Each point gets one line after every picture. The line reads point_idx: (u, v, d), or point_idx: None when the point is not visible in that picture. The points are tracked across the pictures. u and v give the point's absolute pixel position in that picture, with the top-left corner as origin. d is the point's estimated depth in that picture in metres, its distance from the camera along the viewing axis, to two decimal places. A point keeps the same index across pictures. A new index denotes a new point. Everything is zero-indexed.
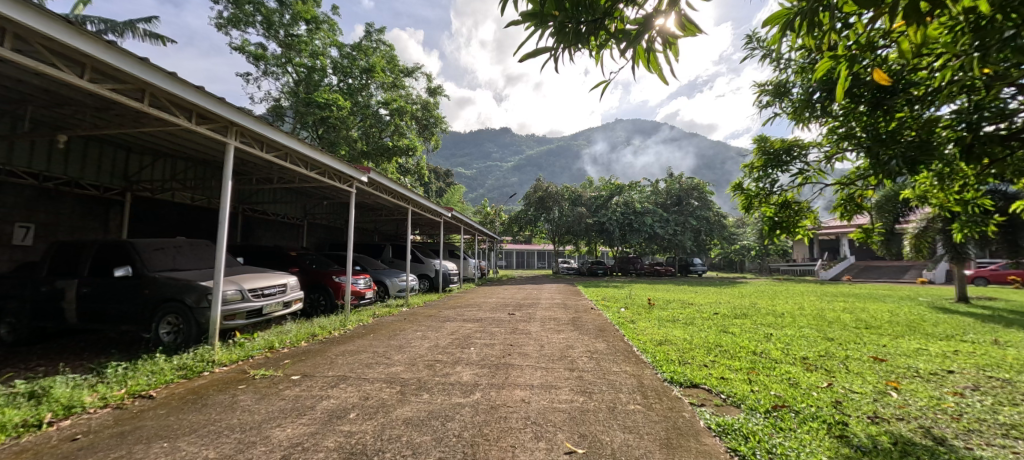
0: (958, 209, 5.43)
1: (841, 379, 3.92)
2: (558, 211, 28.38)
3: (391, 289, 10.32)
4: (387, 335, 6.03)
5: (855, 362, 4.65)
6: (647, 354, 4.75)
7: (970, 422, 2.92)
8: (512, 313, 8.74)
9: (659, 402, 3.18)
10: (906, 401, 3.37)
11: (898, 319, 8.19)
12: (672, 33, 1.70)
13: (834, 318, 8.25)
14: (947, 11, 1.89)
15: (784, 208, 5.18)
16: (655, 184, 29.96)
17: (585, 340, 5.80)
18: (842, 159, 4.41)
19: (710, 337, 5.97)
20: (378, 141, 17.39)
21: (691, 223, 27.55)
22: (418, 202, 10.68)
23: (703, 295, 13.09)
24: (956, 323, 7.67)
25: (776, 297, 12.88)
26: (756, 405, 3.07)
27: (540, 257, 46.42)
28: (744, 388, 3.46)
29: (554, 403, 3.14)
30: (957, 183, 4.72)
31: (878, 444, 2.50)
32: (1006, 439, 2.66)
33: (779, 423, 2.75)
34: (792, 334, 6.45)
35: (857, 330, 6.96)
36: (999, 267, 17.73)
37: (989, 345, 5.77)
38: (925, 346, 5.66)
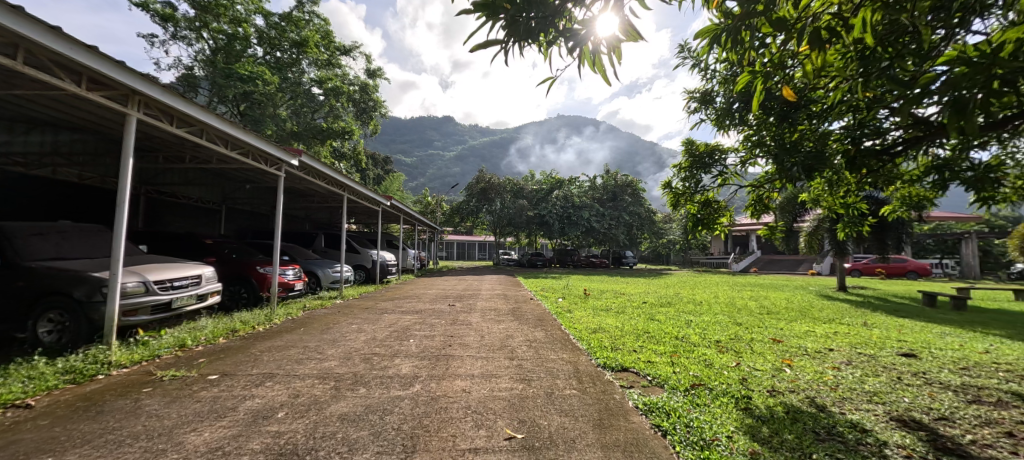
0: (842, 211, 6.34)
1: (747, 359, 4.44)
2: (500, 202, 28.64)
3: (323, 280, 9.77)
4: (319, 329, 5.73)
5: (758, 344, 5.26)
6: (583, 341, 4.99)
7: (844, 391, 3.47)
8: (452, 304, 8.72)
9: (593, 386, 3.37)
10: (797, 375, 3.91)
11: (792, 305, 9.42)
12: (616, 38, 1.81)
13: (743, 305, 9.29)
14: (843, 39, 2.17)
15: (705, 206, 5.67)
16: (592, 180, 31.25)
17: (524, 329, 5.96)
18: (754, 164, 4.96)
19: (639, 324, 6.42)
20: (310, 122, 16.21)
21: (625, 218, 29.31)
22: (354, 189, 10.18)
23: (632, 286, 13.96)
24: (836, 309, 8.99)
25: (696, 287, 14.19)
26: (678, 384, 3.38)
27: (481, 249, 46.54)
28: (666, 370, 3.78)
29: (495, 392, 3.21)
30: (842, 189, 5.53)
31: (774, 414, 2.88)
32: (868, 403, 3.21)
33: (695, 400, 3.05)
34: (708, 320, 7.15)
35: (760, 315, 7.89)
36: (869, 261, 21.02)
37: (860, 327, 6.85)
38: (812, 328, 6.59)
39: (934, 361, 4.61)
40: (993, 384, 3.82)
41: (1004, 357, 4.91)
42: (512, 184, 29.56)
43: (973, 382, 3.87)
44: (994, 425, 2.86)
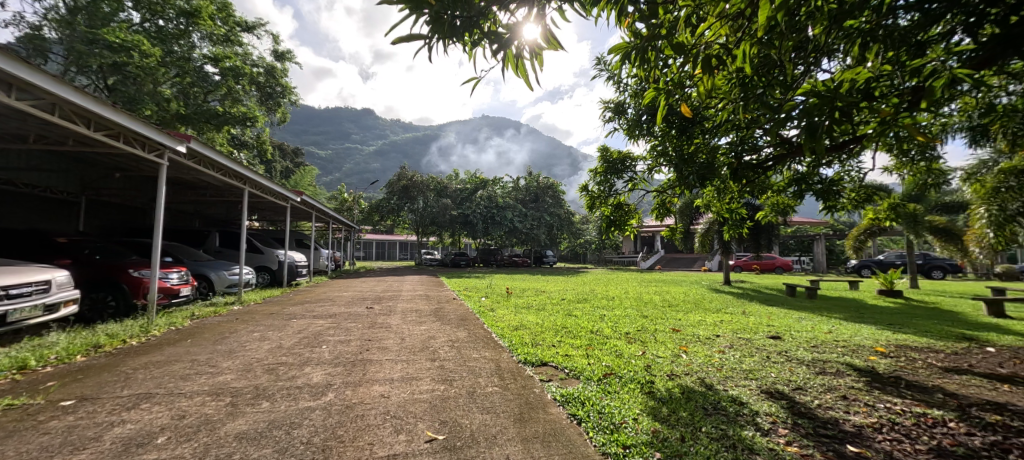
0: (727, 215, 7.30)
1: (651, 347, 4.90)
2: (423, 201, 27.94)
3: (217, 284, 8.67)
4: (212, 339, 5.06)
5: (660, 334, 5.84)
6: (504, 339, 5.08)
7: (727, 371, 4.01)
8: (371, 306, 8.31)
9: (514, 382, 3.46)
10: (691, 359, 4.42)
11: (688, 298, 10.61)
12: (537, 45, 1.89)
13: (648, 299, 10.23)
14: (728, 66, 2.52)
15: (617, 209, 6.13)
16: (515, 181, 31.95)
17: (446, 330, 5.90)
18: (658, 172, 5.50)
19: (558, 320, 6.72)
20: (202, 104, 14.26)
21: (545, 219, 30.42)
22: (258, 182, 9.19)
23: (552, 284, 14.56)
24: (722, 301, 10.33)
25: (608, 284, 15.27)
26: (592, 375, 3.62)
27: (402, 248, 44.94)
28: (582, 362, 4.02)
29: (415, 395, 3.13)
30: (727, 196, 6.38)
31: (673, 395, 3.22)
32: (745, 380, 3.74)
33: (607, 388, 3.29)
34: (619, 314, 7.74)
35: (663, 308, 8.76)
36: (748, 258, 24.46)
37: (740, 315, 7.95)
38: (704, 318, 7.50)
39: (793, 341, 5.54)
40: (834, 357, 4.71)
41: (841, 335, 6.06)
42: (435, 183, 28.99)
43: (819, 356, 4.73)
44: (834, 391, 3.54)
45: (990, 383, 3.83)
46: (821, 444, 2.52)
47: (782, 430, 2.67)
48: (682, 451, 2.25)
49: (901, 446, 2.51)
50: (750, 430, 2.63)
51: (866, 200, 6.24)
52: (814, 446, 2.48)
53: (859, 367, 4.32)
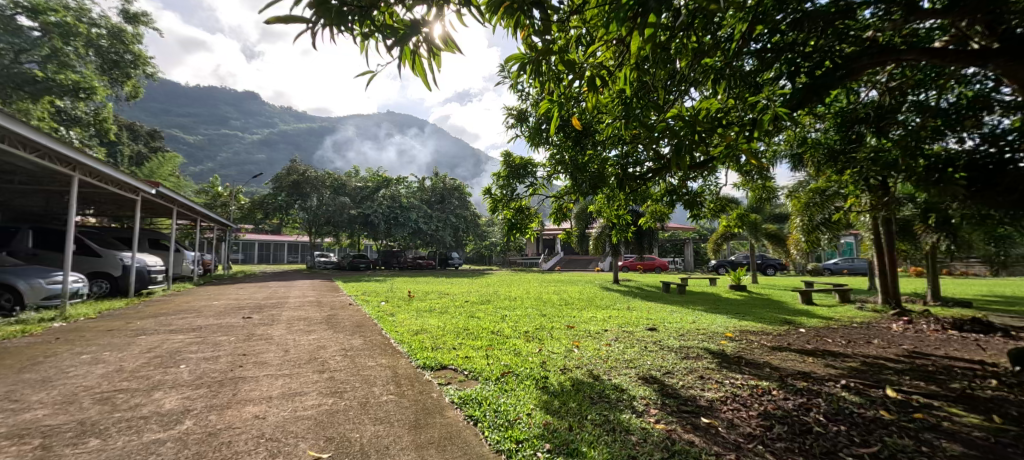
0: (615, 220, 8.09)
1: (547, 344, 5.19)
2: (317, 198, 25.58)
3: (28, 296, 6.83)
4: (15, 367, 3.96)
5: (557, 331, 6.22)
6: (403, 344, 4.91)
7: (611, 362, 4.44)
8: (248, 316, 7.32)
9: (411, 389, 3.36)
10: (582, 353, 4.80)
11: (583, 296, 11.47)
12: (435, 45, 1.87)
13: (547, 298, 10.81)
14: (613, 86, 2.79)
15: (519, 212, 6.38)
16: (421, 181, 31.18)
17: (339, 338, 5.48)
18: (557, 179, 5.87)
19: (460, 322, 6.71)
20: (10, 65, 11.16)
21: (451, 221, 30.17)
22: (95, 169, 7.49)
23: (456, 286, 14.50)
24: (611, 298, 11.39)
25: (511, 284, 15.74)
26: (490, 375, 3.68)
27: (290, 250, 40.54)
28: (481, 363, 4.07)
29: (298, 412, 2.84)
30: (616, 203, 7.08)
31: (563, 387, 3.46)
32: (626, 369, 4.18)
33: (504, 386, 3.38)
34: (520, 313, 8.03)
35: (560, 307, 9.32)
36: (633, 260, 27.32)
37: (626, 310, 8.85)
38: (595, 314, 8.17)
39: (665, 332, 6.35)
40: (695, 343, 5.52)
41: (701, 324, 7.13)
42: (332, 179, 26.73)
43: (685, 343, 5.50)
44: (694, 372, 4.14)
45: (800, 356, 4.86)
46: (682, 418, 2.93)
47: (652, 410, 3.04)
48: (569, 439, 2.41)
49: (739, 413, 3.04)
50: (628, 413, 2.94)
51: (721, 210, 7.43)
52: (677, 420, 2.87)
53: (713, 351, 5.13)
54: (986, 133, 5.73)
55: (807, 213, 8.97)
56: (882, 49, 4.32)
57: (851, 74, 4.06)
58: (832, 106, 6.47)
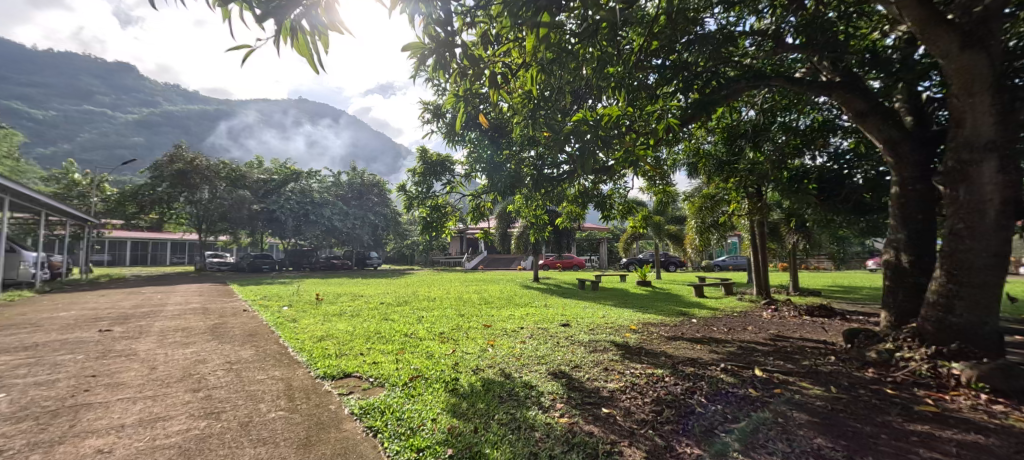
0: (533, 220, 8.33)
1: (462, 345, 5.13)
2: (209, 191, 22.33)
3: None
4: None
5: (473, 330, 6.18)
6: (303, 353, 4.49)
7: (524, 359, 4.52)
8: (107, 329, 6.15)
9: (306, 402, 3.06)
10: (496, 352, 4.82)
11: (503, 295, 11.60)
12: (322, 23, 1.70)
13: (467, 298, 10.73)
14: None
15: (436, 210, 6.26)
16: (336, 175, 29.16)
17: (226, 349, 4.84)
18: (474, 178, 5.83)
19: (371, 326, 6.34)
20: None
21: (369, 218, 28.67)
22: None
23: (372, 287, 13.76)
24: (530, 296, 11.68)
25: (432, 285, 15.37)
26: (397, 381, 3.50)
27: (175, 250, 35.22)
28: (389, 368, 3.87)
29: (158, 441, 2.42)
30: (533, 203, 7.33)
31: (474, 388, 3.42)
32: (537, 366, 4.27)
33: (411, 392, 3.24)
34: (437, 314, 7.85)
35: (479, 306, 9.30)
36: (553, 258, 28.41)
37: (543, 307, 9.13)
38: (513, 312, 8.31)
39: (577, 327, 6.66)
40: (603, 336, 5.88)
41: (610, 318, 7.62)
42: (228, 170, 23.34)
43: (594, 337, 5.81)
44: (599, 364, 4.37)
45: (691, 344, 5.41)
46: (585, 410, 3.06)
47: (558, 404, 3.14)
48: (473, 442, 2.37)
49: (636, 401, 3.28)
50: (534, 409, 3.01)
51: (629, 212, 8.00)
52: (580, 413, 3.00)
53: (618, 343, 5.50)
54: (832, 152, 6.97)
55: (700, 216, 10.16)
56: (756, 75, 4.99)
57: (732, 95, 4.62)
58: (720, 122, 7.32)
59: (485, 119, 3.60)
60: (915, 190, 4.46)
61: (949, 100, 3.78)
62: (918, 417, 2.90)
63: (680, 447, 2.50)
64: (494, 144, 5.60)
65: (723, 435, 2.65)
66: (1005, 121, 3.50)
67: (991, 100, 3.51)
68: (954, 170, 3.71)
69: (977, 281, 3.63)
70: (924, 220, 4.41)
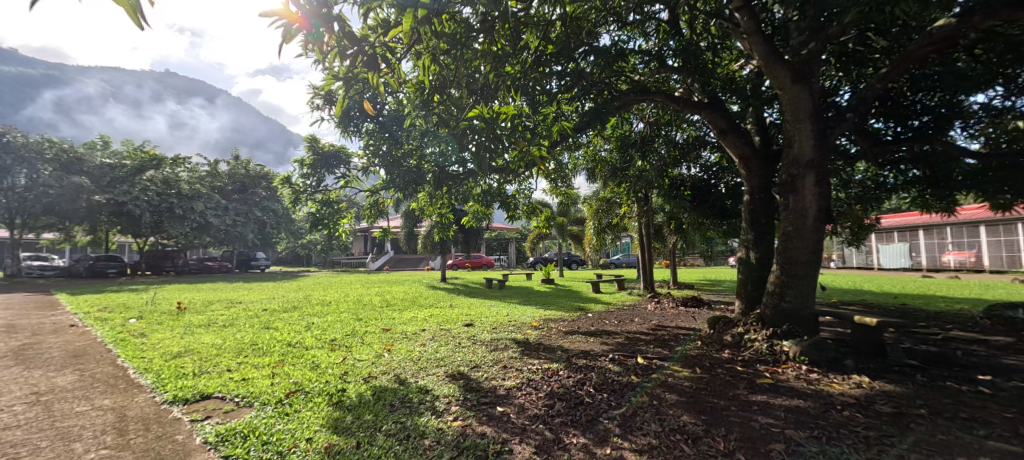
0: (438, 219, 8.19)
1: (355, 352, 4.80)
2: (27, 176, 17.48)
3: None
4: None
5: (369, 335, 5.82)
6: (149, 373, 3.74)
7: (422, 363, 4.37)
8: None
9: (143, 435, 2.52)
10: (393, 357, 4.60)
11: (407, 296, 11.14)
12: None
13: (367, 301, 10.07)
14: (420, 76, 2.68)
15: (328, 205, 5.83)
16: (212, 164, 25.30)
17: (34, 376, 3.80)
18: (372, 173, 5.51)
19: (247, 336, 5.57)
20: None
21: (254, 214, 25.43)
22: None
23: (255, 292, 12.18)
24: (436, 296, 11.42)
25: (328, 287, 14.15)
26: (269, 398, 3.10)
27: None
28: (261, 385, 3.41)
29: None
30: (438, 200, 7.29)
31: (362, 398, 3.20)
32: (435, 368, 4.15)
33: (285, 409, 2.88)
34: (330, 320, 7.22)
35: (380, 309, 8.80)
36: (463, 258, 28.25)
37: (448, 308, 8.99)
38: (416, 314, 8.02)
39: (481, 326, 6.66)
40: (505, 334, 5.97)
41: (513, 316, 7.79)
42: (55, 151, 18.44)
43: (496, 336, 5.86)
44: (499, 363, 4.40)
45: (584, 337, 5.76)
46: (480, 411, 3.03)
47: (453, 408, 3.07)
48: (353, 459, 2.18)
49: (530, 396, 3.34)
50: (426, 416, 2.88)
51: (533, 213, 8.26)
52: (474, 414, 2.96)
53: (519, 340, 5.63)
54: (702, 164, 8.05)
55: (597, 217, 10.99)
56: (641, 90, 5.49)
57: (621, 106, 5.02)
58: (614, 132, 7.95)
59: (372, 107, 3.47)
60: (761, 198, 5.31)
61: (783, 125, 4.57)
62: (758, 389, 3.43)
63: (566, 438, 2.60)
64: (393, 138, 5.32)
65: (605, 422, 2.83)
66: (820, 144, 4.33)
67: (811, 127, 4.33)
68: (786, 182, 4.49)
69: (801, 274, 4.44)
70: (767, 223, 5.28)
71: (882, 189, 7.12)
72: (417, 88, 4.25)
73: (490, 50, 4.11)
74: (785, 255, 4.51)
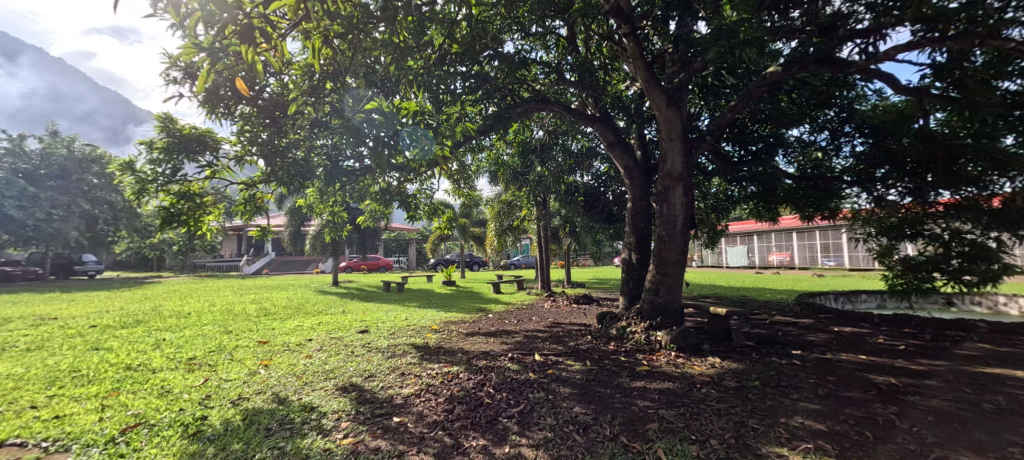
0: (330, 218, 7.55)
1: (220, 371, 4.18)
2: None
3: None
4: None
5: (240, 350, 5.10)
6: None
7: (306, 377, 3.98)
8: None
9: None
10: (270, 374, 4.11)
11: (290, 303, 10.00)
12: None
13: (240, 310, 8.80)
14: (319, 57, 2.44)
15: (186, 199, 4.99)
16: (13, 140, 19.56)
17: None
18: (248, 163, 4.85)
19: (64, 361, 4.44)
20: None
21: (81, 206, 20.36)
22: None
23: (78, 304, 9.77)
24: (325, 302, 10.46)
25: (187, 295, 12.01)
26: (97, 438, 2.53)
27: None
28: (85, 422, 2.76)
29: None
30: (329, 198, 6.74)
31: (229, 426, 2.81)
32: (321, 382, 3.81)
33: (120, 451, 2.38)
34: (189, 334, 6.13)
35: (256, 318, 7.76)
36: (358, 259, 26.43)
37: (339, 314, 8.31)
38: (301, 323, 7.23)
39: (377, 332, 6.28)
40: (403, 340, 5.73)
41: (412, 320, 7.53)
42: None
43: (393, 342, 5.59)
44: (396, 370, 4.20)
45: (485, 338, 5.82)
46: (374, 424, 2.84)
47: (343, 424, 2.83)
48: None
49: (429, 403, 3.24)
50: (311, 437, 2.61)
51: (435, 214, 8.08)
52: (367, 429, 2.76)
53: (417, 344, 5.45)
54: (593, 173, 8.76)
55: (498, 219, 11.23)
56: (541, 100, 5.77)
57: (523, 113, 5.21)
58: (515, 137, 8.20)
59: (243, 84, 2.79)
60: (641, 205, 5.96)
61: (660, 142, 5.19)
62: (637, 375, 3.84)
63: (467, 442, 2.58)
64: (276, 125, 4.72)
65: (504, 421, 2.88)
66: (687, 161, 5.03)
67: (680, 146, 5.00)
68: (661, 192, 5.11)
69: (671, 272, 5.10)
70: (645, 227, 5.94)
71: (730, 201, 8.57)
72: (306, 73, 3.83)
73: (391, 41, 3.92)
74: (660, 256, 5.13)
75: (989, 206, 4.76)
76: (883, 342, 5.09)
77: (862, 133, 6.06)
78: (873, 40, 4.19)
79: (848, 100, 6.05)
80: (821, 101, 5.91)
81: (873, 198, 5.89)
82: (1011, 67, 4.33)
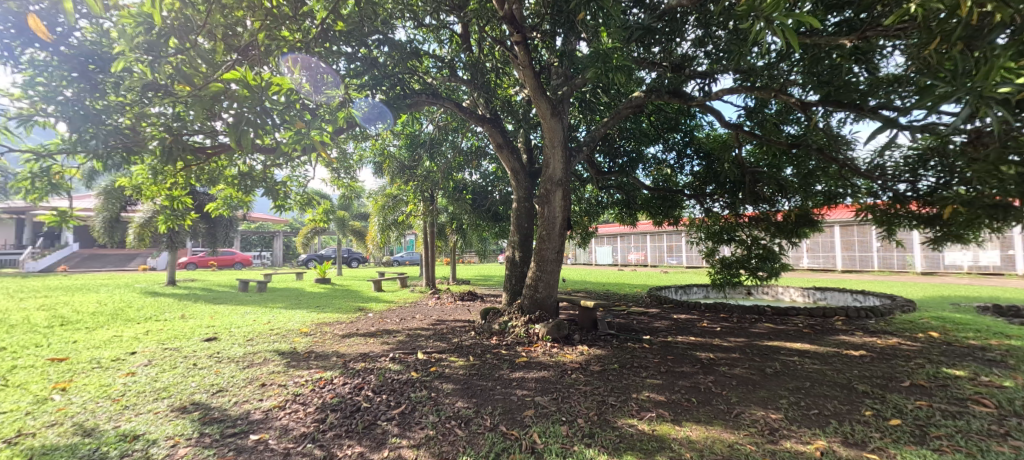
0: (167, 205, 6.22)
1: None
2: None
3: None
4: None
5: (21, 372, 3.88)
6: None
7: (128, 399, 3.22)
8: None
9: None
10: (71, 400, 3.21)
11: (102, 308, 7.92)
12: None
13: (19, 319, 6.66)
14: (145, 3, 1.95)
15: None
16: None
17: None
18: (41, 126, 3.64)
19: None
20: None
21: None
22: None
23: None
24: (155, 305, 8.58)
25: None
26: None
27: None
28: None
29: None
30: (166, 178, 5.56)
31: None
32: (152, 403, 3.14)
33: None
34: None
35: (46, 329, 5.98)
36: (203, 254, 22.27)
37: (177, 320, 6.91)
38: (120, 333, 5.80)
39: (230, 340, 5.40)
40: (265, 346, 5.05)
41: (277, 323, 6.69)
42: None
43: (251, 349, 4.87)
44: (254, 381, 3.68)
45: (363, 339, 5.50)
46: (224, 446, 2.47)
47: (181, 451, 2.39)
48: None
49: (296, 414, 2.93)
50: None
51: (308, 205, 7.33)
52: (215, 452, 2.38)
53: (283, 350, 4.86)
54: (480, 173, 8.97)
55: (382, 213, 10.68)
56: (432, 94, 5.66)
57: (411, 105, 5.01)
58: (404, 128, 7.88)
59: None
60: (524, 206, 6.25)
61: (544, 148, 5.54)
62: (517, 366, 4.08)
63: (340, 452, 2.41)
64: (88, 81, 3.67)
65: (384, 423, 2.78)
66: (566, 168, 5.46)
67: (561, 154, 5.42)
68: (543, 195, 5.46)
69: (549, 269, 5.47)
70: (528, 227, 6.26)
71: (600, 206, 9.58)
72: (137, 23, 3.07)
73: (261, 4, 3.44)
74: (540, 254, 5.48)
75: (775, 219, 6.47)
76: (706, 325, 6.31)
77: (698, 156, 7.36)
78: (709, 81, 5.15)
79: (690, 128, 7.28)
80: (672, 125, 7.02)
81: (703, 209, 7.20)
82: (792, 116, 5.76)
